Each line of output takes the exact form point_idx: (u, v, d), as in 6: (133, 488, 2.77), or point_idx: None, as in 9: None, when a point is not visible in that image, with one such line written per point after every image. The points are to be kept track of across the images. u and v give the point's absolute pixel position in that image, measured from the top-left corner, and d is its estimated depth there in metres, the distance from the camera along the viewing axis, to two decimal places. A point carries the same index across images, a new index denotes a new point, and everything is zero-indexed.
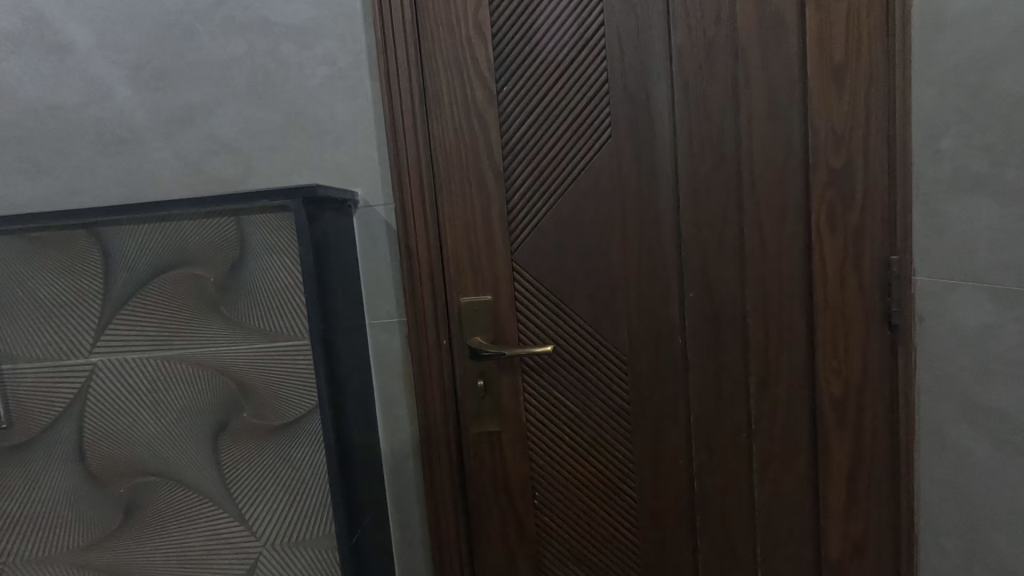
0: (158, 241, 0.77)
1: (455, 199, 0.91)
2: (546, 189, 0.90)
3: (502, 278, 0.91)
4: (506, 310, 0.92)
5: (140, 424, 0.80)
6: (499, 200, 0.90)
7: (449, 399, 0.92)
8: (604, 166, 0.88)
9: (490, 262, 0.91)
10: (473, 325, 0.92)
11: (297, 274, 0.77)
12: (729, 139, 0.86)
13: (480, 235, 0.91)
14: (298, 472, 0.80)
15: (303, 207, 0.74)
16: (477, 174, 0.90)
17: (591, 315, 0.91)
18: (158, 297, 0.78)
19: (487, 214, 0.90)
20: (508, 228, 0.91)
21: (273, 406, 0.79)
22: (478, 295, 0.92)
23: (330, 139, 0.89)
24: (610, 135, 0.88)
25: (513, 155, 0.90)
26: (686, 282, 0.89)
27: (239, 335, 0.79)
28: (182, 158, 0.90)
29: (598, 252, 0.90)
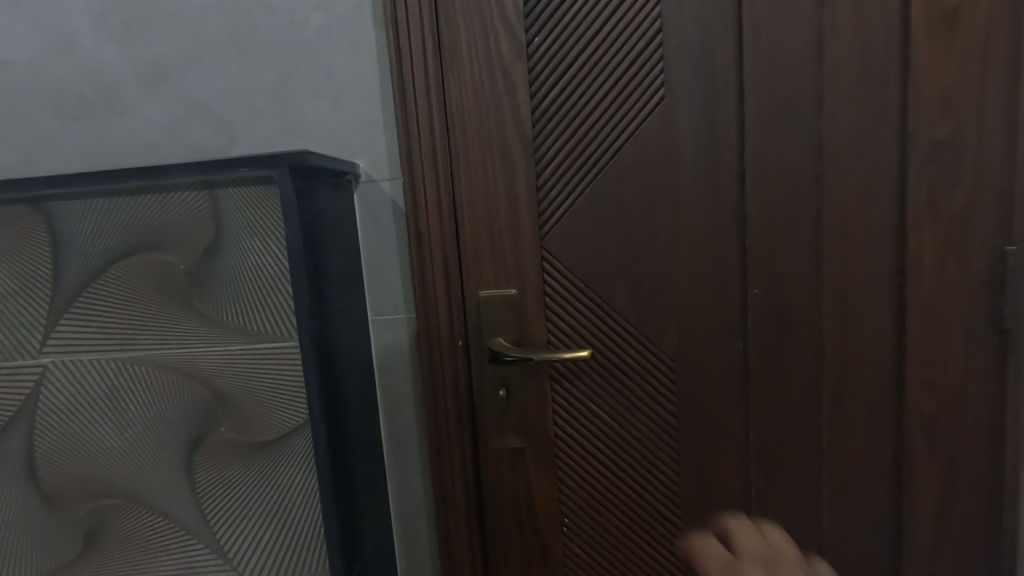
0: (117, 220, 0.63)
1: (473, 173, 0.76)
2: (582, 162, 0.75)
3: (529, 269, 0.77)
4: (533, 306, 0.78)
5: (100, 438, 0.67)
6: (527, 176, 0.76)
7: (464, 411, 0.79)
8: (654, 136, 0.74)
9: (515, 249, 0.77)
10: (492, 323, 0.78)
11: (283, 260, 0.63)
12: (809, 102, 0.71)
13: (503, 216, 0.77)
14: (285, 498, 0.67)
15: (291, 179, 0.60)
16: (501, 144, 0.76)
17: (634, 314, 0.77)
18: (118, 288, 0.65)
19: (512, 191, 0.76)
20: (537, 208, 0.76)
21: (255, 420, 0.66)
22: (498, 288, 0.78)
23: (327, 101, 0.75)
24: (663, 98, 0.73)
25: (545, 121, 0.75)
26: (749, 276, 0.75)
27: (216, 335, 0.65)
28: (153, 123, 0.77)
29: (644, 238, 0.75)
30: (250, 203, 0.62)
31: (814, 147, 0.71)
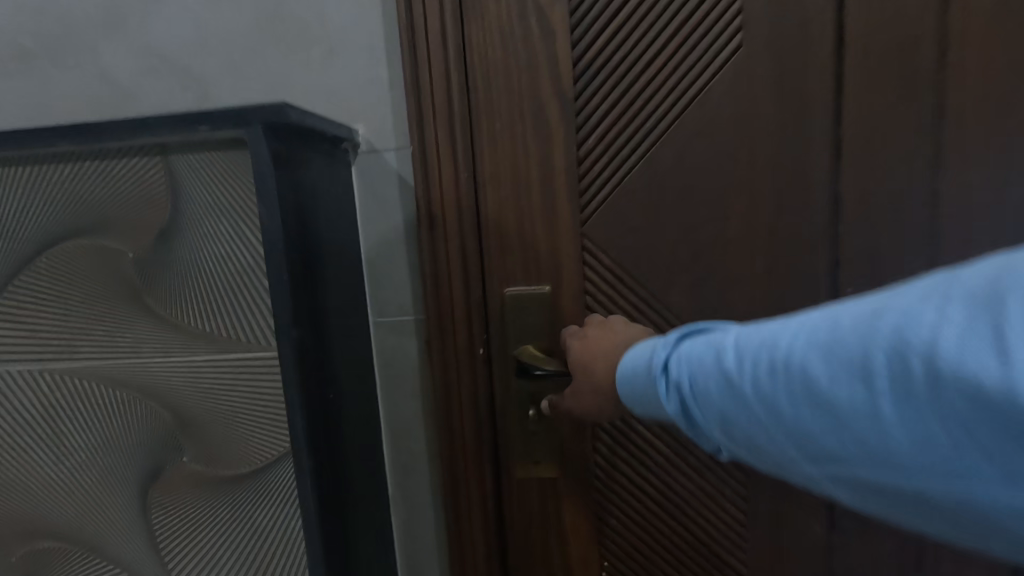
0: (52, 193, 0.50)
1: (498, 144, 0.62)
2: (634, 129, 0.60)
3: (565, 262, 0.64)
4: (569, 307, 0.64)
5: (35, 466, 0.54)
6: (565, 147, 0.62)
7: (485, 433, 0.65)
8: (725, 96, 0.59)
9: (548, 237, 0.63)
10: (519, 328, 0.65)
11: (255, 246, 0.49)
12: (929, 51, 0.56)
13: (535, 196, 0.63)
14: (262, 544, 0.54)
15: (264, 138, 0.46)
16: (533, 107, 0.61)
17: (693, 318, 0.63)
18: (54, 280, 0.52)
19: (547, 166, 0.62)
20: (578, 186, 0.62)
21: (223, 448, 0.53)
22: (527, 285, 0.64)
23: (318, 51, 0.60)
24: (739, 48, 0.58)
25: (591, 77, 0.60)
26: (841, 273, 0.60)
27: (175, 341, 0.52)
28: (107, 79, 0.63)
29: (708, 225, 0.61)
30: (215, 173, 0.48)
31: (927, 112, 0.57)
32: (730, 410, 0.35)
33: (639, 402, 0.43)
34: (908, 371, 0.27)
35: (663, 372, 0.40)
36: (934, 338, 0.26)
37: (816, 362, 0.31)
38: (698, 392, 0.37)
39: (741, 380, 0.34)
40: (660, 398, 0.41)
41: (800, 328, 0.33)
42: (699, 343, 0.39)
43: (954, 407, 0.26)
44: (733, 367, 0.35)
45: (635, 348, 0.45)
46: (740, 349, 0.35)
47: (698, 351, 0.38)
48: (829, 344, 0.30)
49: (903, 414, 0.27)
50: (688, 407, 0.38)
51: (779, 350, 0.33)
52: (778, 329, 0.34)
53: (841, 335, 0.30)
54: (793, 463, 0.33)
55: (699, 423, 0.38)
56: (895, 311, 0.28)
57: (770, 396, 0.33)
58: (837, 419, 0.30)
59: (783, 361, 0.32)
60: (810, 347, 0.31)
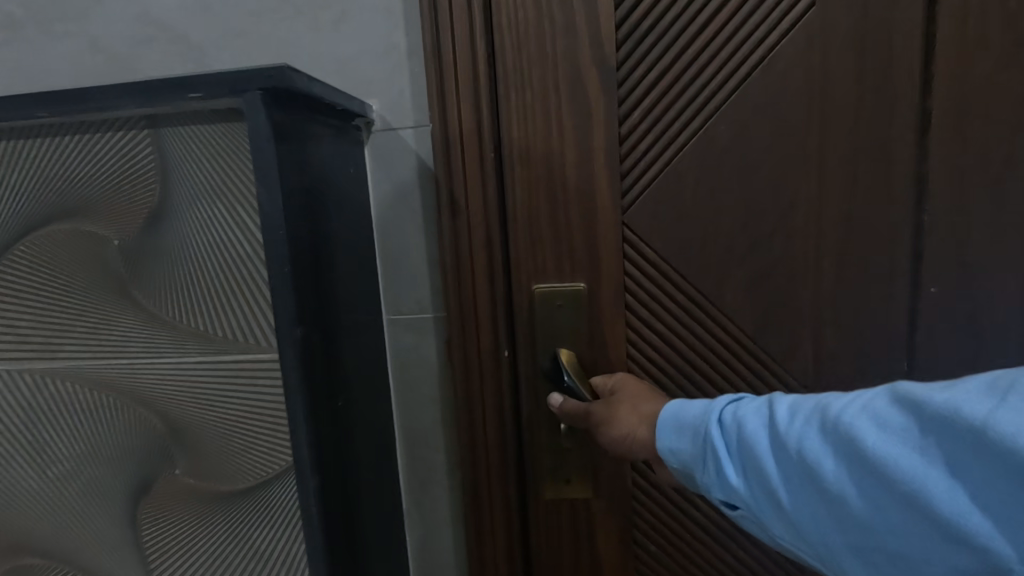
0: (27, 171, 0.45)
1: (529, 121, 0.56)
2: (684, 103, 0.56)
3: (605, 255, 0.59)
4: (609, 302, 0.59)
5: (16, 476, 0.49)
6: (607, 124, 0.56)
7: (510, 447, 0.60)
8: (788, 68, 0.55)
9: (585, 226, 0.58)
10: (549, 330, 0.59)
11: (253, 233, 0.43)
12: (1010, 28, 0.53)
13: (571, 180, 0.57)
14: (262, 567, 0.48)
15: (264, 107, 0.40)
16: (569, 78, 0.56)
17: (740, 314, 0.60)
18: (33, 269, 0.46)
19: (585, 145, 0.57)
20: (619, 169, 0.57)
21: (218, 460, 0.47)
22: (560, 282, 0.59)
23: (328, 17, 0.55)
24: (812, 5, 0.54)
25: (637, 45, 0.55)
26: (909, 261, 0.58)
27: (165, 340, 0.46)
28: (97, 49, 0.57)
29: (762, 212, 0.58)
30: (209, 149, 0.42)
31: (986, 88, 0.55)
32: (776, 469, 0.35)
33: (677, 454, 0.42)
34: (954, 438, 0.28)
35: (716, 425, 0.40)
36: (997, 417, 0.27)
37: (869, 426, 0.32)
38: (746, 447, 0.37)
39: (793, 440, 0.35)
40: (695, 449, 0.41)
41: (857, 397, 0.34)
42: (750, 400, 0.39)
43: (998, 487, 0.27)
44: (787, 427, 0.35)
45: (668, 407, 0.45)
46: (797, 411, 0.36)
47: (749, 409, 0.38)
48: (884, 413, 0.31)
49: (944, 490, 0.29)
50: (727, 464, 0.38)
51: (835, 412, 0.33)
52: (837, 396, 0.35)
53: (901, 406, 0.31)
54: (821, 527, 0.34)
55: (734, 484, 0.38)
56: (963, 389, 0.29)
57: (817, 459, 0.33)
58: (886, 487, 0.31)
59: (833, 421, 0.33)
60: (867, 413, 0.32)
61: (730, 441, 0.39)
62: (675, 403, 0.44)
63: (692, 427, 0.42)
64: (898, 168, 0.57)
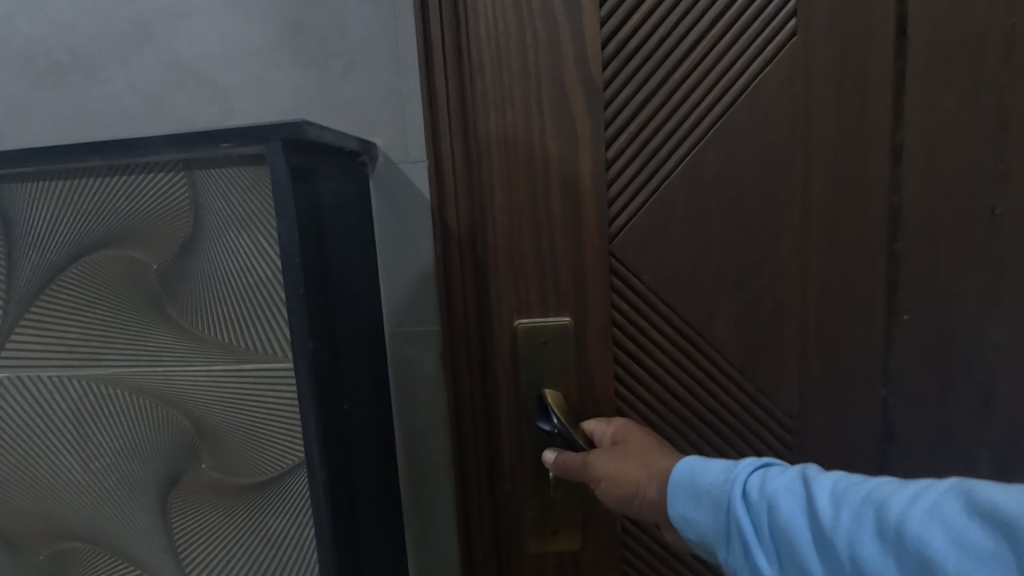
0: (79, 206, 0.52)
1: (516, 141, 0.60)
2: (668, 131, 0.62)
3: (591, 277, 0.64)
4: (596, 322, 0.65)
5: (62, 472, 0.56)
6: (593, 151, 0.61)
7: (495, 457, 0.66)
8: (749, 106, 0.62)
9: (571, 247, 0.63)
10: (535, 364, 0.64)
11: (273, 260, 0.50)
12: (931, 77, 0.61)
13: (555, 200, 0.62)
14: (277, 554, 0.55)
15: (284, 154, 0.47)
16: (554, 101, 0.60)
17: (713, 331, 0.66)
18: (82, 291, 0.53)
19: (571, 169, 0.61)
20: (607, 194, 0.62)
21: (238, 456, 0.54)
22: (545, 317, 0.64)
23: (338, 66, 0.63)
24: (793, 34, 0.61)
25: (622, 72, 0.60)
26: (854, 281, 0.65)
27: (195, 351, 0.53)
28: (135, 94, 0.65)
29: (730, 237, 0.64)
30: (236, 188, 0.49)
31: (929, 111, 0.62)
32: (820, 562, 0.36)
33: (690, 520, 0.45)
34: None
35: (741, 500, 0.42)
36: None
37: (939, 535, 0.31)
38: (780, 533, 0.38)
39: (843, 540, 0.35)
40: (716, 520, 0.43)
41: (924, 497, 0.33)
42: (780, 476, 0.41)
43: None
44: (835, 523, 0.36)
45: (681, 464, 0.48)
46: (850, 506, 0.36)
47: (785, 493, 0.39)
48: (957, 523, 0.31)
49: None
50: (756, 548, 0.39)
51: (894, 514, 0.34)
52: (895, 492, 0.35)
53: (981, 519, 0.30)
54: None
55: (763, 568, 0.39)
56: None
57: (871, 563, 0.34)
58: None
59: (896, 526, 0.33)
60: (937, 520, 0.32)
61: (760, 523, 0.40)
62: (687, 465, 0.47)
63: (713, 497, 0.44)
64: (846, 194, 0.63)
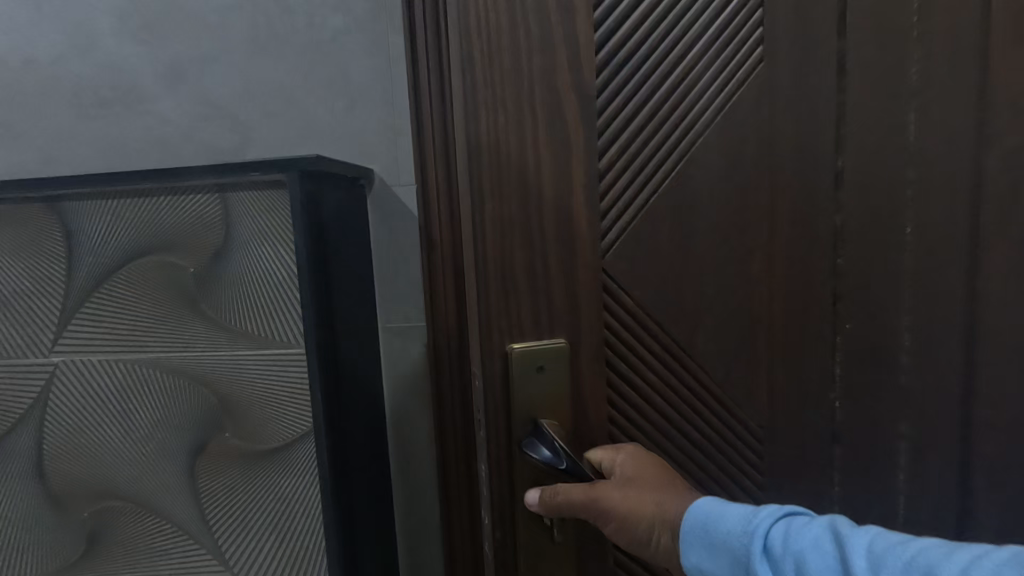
0: (128, 219, 0.63)
1: (503, 152, 0.57)
2: (657, 145, 0.61)
3: (582, 291, 0.61)
4: (588, 337, 0.62)
5: (106, 440, 0.67)
6: (586, 163, 0.59)
7: (483, 471, 0.63)
8: (727, 123, 0.63)
9: (563, 264, 0.60)
10: (529, 393, 0.60)
11: (289, 266, 0.62)
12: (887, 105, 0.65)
13: (549, 213, 0.59)
14: (288, 508, 0.66)
15: (299, 181, 0.59)
16: (546, 109, 0.57)
17: (696, 339, 0.66)
18: (130, 289, 0.65)
19: (563, 180, 0.59)
20: (598, 209, 0.60)
21: (257, 426, 0.65)
22: (539, 339, 0.61)
23: (342, 105, 0.75)
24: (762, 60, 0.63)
25: (611, 82, 0.59)
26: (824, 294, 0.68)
27: (224, 339, 0.65)
28: (170, 124, 0.76)
29: (713, 248, 0.65)
30: (260, 207, 0.61)
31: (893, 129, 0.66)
32: None
33: (706, 570, 0.47)
34: None
35: (760, 554, 0.43)
36: None
37: None
38: None
39: None
40: (739, 569, 0.45)
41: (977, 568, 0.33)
42: (804, 530, 0.41)
43: None
44: None
45: (696, 505, 0.50)
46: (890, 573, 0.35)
47: (811, 550, 0.39)
48: None
49: None
50: None
51: None
52: (944, 562, 0.34)
53: None
54: None
55: None
56: None
57: None
58: None
59: None
60: None
61: None
62: (699, 510, 0.49)
63: (731, 549, 0.45)
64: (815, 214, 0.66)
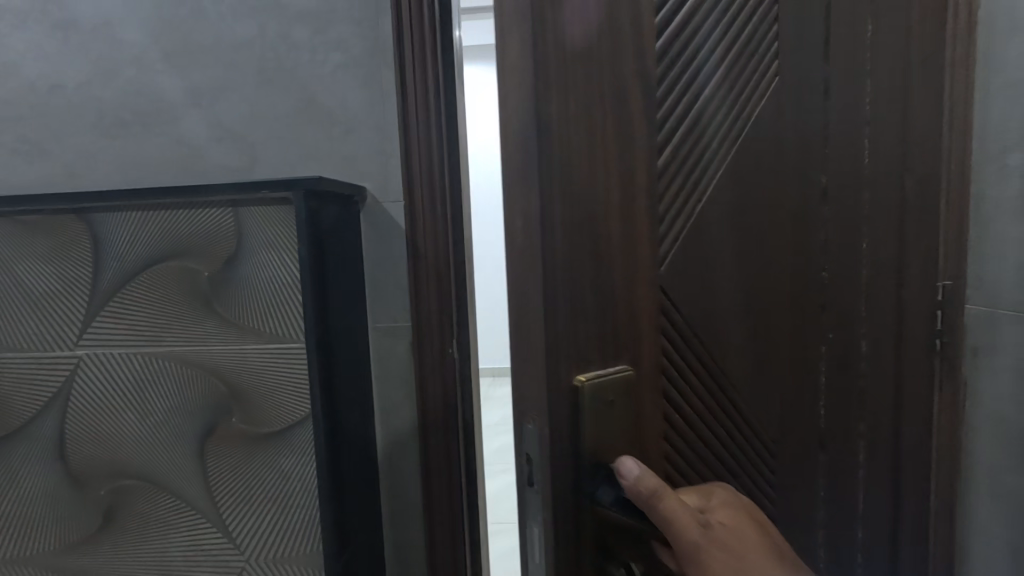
0: (152, 229, 0.72)
1: (573, 150, 0.39)
2: (709, 159, 0.48)
3: (642, 316, 0.44)
4: (648, 370, 0.45)
5: (124, 424, 0.75)
6: (646, 168, 0.44)
7: (536, 534, 0.41)
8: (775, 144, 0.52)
9: (626, 286, 0.43)
10: (597, 441, 0.41)
11: (293, 271, 0.72)
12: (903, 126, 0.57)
13: (614, 225, 0.42)
14: (288, 485, 0.75)
15: (303, 199, 0.68)
16: (613, 99, 0.41)
17: (752, 364, 0.53)
18: (150, 289, 0.74)
19: (625, 180, 0.42)
20: (656, 213, 0.44)
21: (262, 412, 0.74)
22: (604, 368, 0.42)
23: (339, 130, 0.85)
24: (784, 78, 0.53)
25: (668, 77, 0.44)
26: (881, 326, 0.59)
27: (234, 335, 0.74)
28: (183, 144, 0.86)
29: (775, 262, 0.53)
30: (268, 220, 0.71)
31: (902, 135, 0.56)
32: None
33: None
34: None
35: None
36: None
37: None
38: None
39: None
40: None
41: None
42: None
43: None
44: None
45: None
46: None
47: None
48: None
49: None
50: None
51: None
52: None
53: None
54: None
55: None
56: None
57: None
58: None
59: None
60: None
61: None
62: None
63: None
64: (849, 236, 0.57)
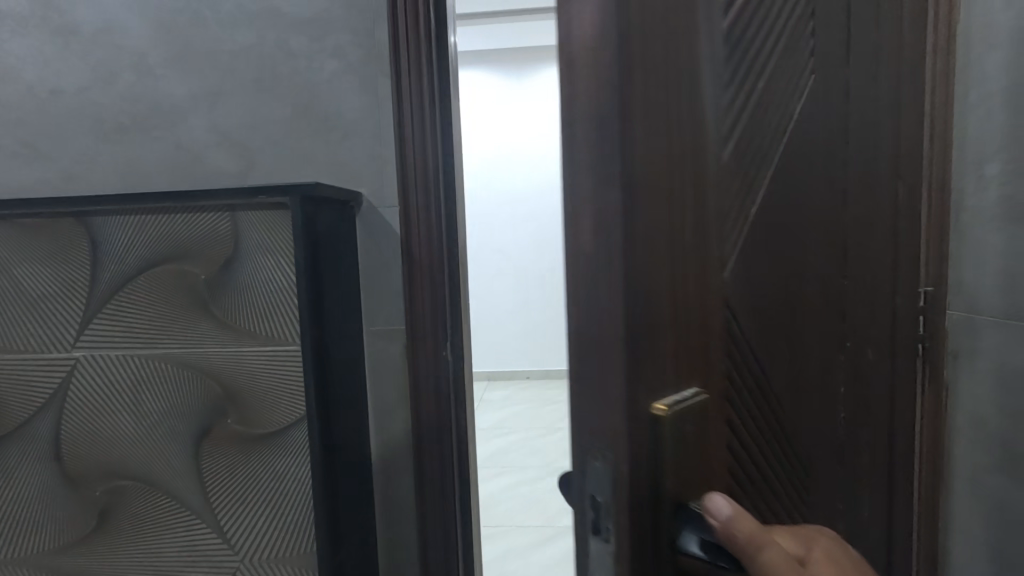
0: (151, 232, 0.73)
1: (652, 124, 0.29)
2: (768, 152, 0.40)
3: (712, 331, 0.35)
4: (716, 396, 0.36)
5: (120, 425, 0.76)
6: (716, 152, 0.35)
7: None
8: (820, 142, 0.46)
9: (699, 295, 0.33)
10: (677, 486, 0.31)
11: (289, 275, 0.73)
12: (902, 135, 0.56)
13: (689, 219, 0.32)
14: (282, 485, 0.76)
15: (300, 203, 0.70)
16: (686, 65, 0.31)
17: (799, 383, 0.47)
18: (148, 292, 0.75)
19: (697, 166, 0.33)
20: (724, 207, 0.36)
21: (257, 413, 0.75)
22: (679, 395, 0.32)
23: (336, 135, 0.86)
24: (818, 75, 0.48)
25: (734, 50, 0.36)
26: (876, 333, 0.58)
27: (230, 337, 0.75)
28: (181, 148, 0.87)
29: (818, 267, 0.47)
30: (266, 224, 0.72)
31: (891, 144, 0.57)
32: None
33: None
34: None
35: None
36: None
37: None
38: None
39: None
40: None
41: None
42: None
43: None
44: None
45: None
46: None
47: None
48: None
49: None
50: None
51: None
52: None
53: None
54: None
55: None
56: None
57: None
58: None
59: None
60: None
61: None
62: None
63: None
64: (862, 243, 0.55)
